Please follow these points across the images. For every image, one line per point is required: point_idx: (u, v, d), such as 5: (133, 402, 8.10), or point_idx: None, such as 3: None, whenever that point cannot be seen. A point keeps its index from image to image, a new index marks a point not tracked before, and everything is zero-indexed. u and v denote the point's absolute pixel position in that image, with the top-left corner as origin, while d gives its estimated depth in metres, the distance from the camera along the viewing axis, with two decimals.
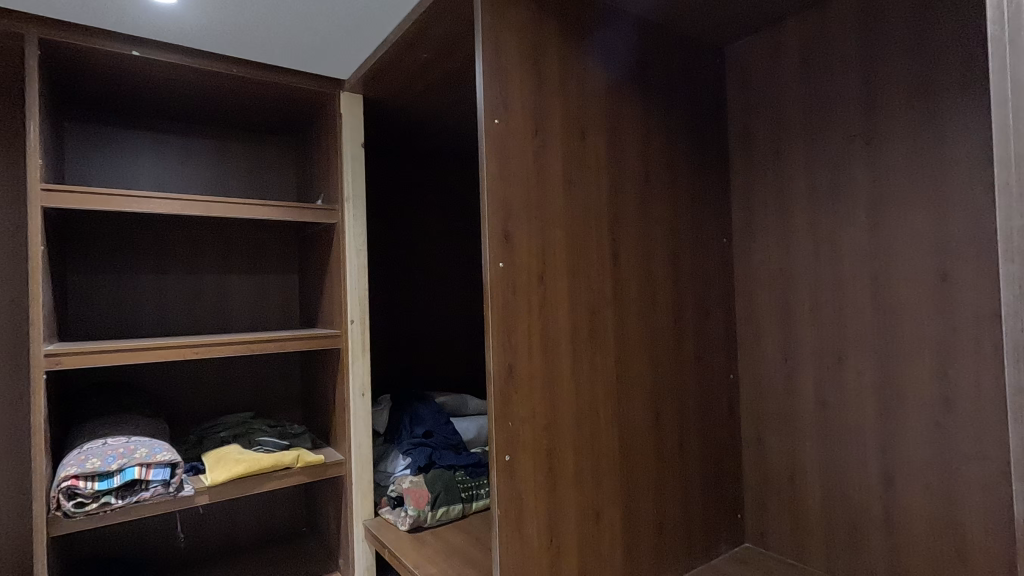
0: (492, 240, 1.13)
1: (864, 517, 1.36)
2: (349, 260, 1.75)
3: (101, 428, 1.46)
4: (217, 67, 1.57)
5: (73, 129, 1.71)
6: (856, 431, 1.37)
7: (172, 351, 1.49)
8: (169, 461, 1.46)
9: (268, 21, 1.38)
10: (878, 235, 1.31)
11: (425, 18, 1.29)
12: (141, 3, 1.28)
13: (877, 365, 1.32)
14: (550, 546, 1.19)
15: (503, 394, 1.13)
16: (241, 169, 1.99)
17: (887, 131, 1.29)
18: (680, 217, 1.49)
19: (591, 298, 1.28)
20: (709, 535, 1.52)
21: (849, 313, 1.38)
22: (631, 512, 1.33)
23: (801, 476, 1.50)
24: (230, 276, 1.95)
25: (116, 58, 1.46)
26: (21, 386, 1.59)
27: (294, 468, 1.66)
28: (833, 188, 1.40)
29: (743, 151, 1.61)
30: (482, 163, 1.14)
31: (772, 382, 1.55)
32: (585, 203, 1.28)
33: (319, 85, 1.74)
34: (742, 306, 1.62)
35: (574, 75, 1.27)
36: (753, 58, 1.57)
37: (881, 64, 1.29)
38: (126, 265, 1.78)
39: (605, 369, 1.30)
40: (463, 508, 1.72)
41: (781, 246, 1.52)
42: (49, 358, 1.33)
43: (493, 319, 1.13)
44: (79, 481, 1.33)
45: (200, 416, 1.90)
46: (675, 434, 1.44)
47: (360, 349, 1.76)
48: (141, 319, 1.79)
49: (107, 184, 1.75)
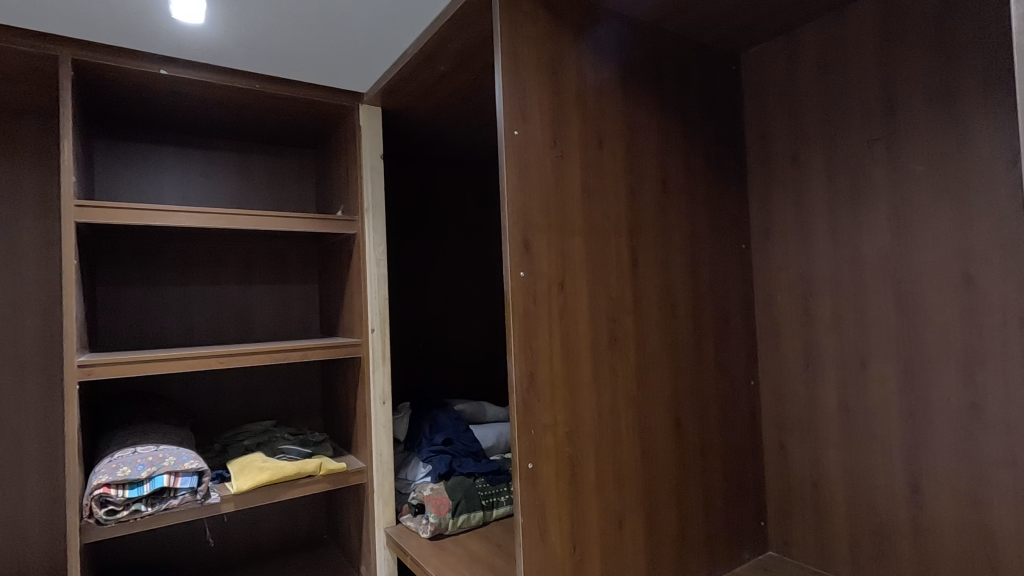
0: (513, 250, 1.14)
1: (891, 525, 1.34)
2: (369, 270, 1.77)
3: (131, 436, 1.49)
4: (241, 84, 1.61)
5: (102, 145, 1.77)
6: (881, 437, 1.35)
7: (198, 360, 1.51)
8: (196, 469, 1.49)
9: (291, 38, 1.41)
10: (900, 239, 1.31)
11: (444, 31, 1.31)
12: (170, 24, 1.33)
13: (902, 370, 1.31)
14: (573, 553, 1.19)
15: (525, 401, 1.14)
16: (262, 181, 2.04)
17: (908, 134, 1.29)
18: (698, 223, 1.49)
19: (611, 305, 1.29)
20: (732, 542, 1.51)
21: (872, 317, 1.37)
22: (654, 519, 1.33)
23: (824, 483, 1.48)
24: (252, 287, 1.99)
25: (145, 77, 1.51)
26: (53, 395, 1.64)
27: (316, 476, 1.68)
28: (853, 192, 1.40)
29: (761, 156, 1.61)
30: (501, 174, 1.15)
31: (793, 388, 1.54)
32: (603, 212, 1.29)
33: (339, 99, 1.77)
34: (762, 311, 1.62)
35: (592, 85, 1.29)
36: (769, 63, 1.58)
37: (900, 68, 1.29)
38: (153, 277, 1.82)
39: (626, 377, 1.30)
40: (483, 516, 1.73)
41: (801, 251, 1.52)
42: (81, 368, 1.37)
43: (514, 328, 1.14)
44: (110, 489, 1.36)
45: (224, 424, 1.93)
46: (696, 441, 1.44)
47: (381, 357, 1.78)
48: (167, 329, 1.84)
49: (135, 199, 1.80)
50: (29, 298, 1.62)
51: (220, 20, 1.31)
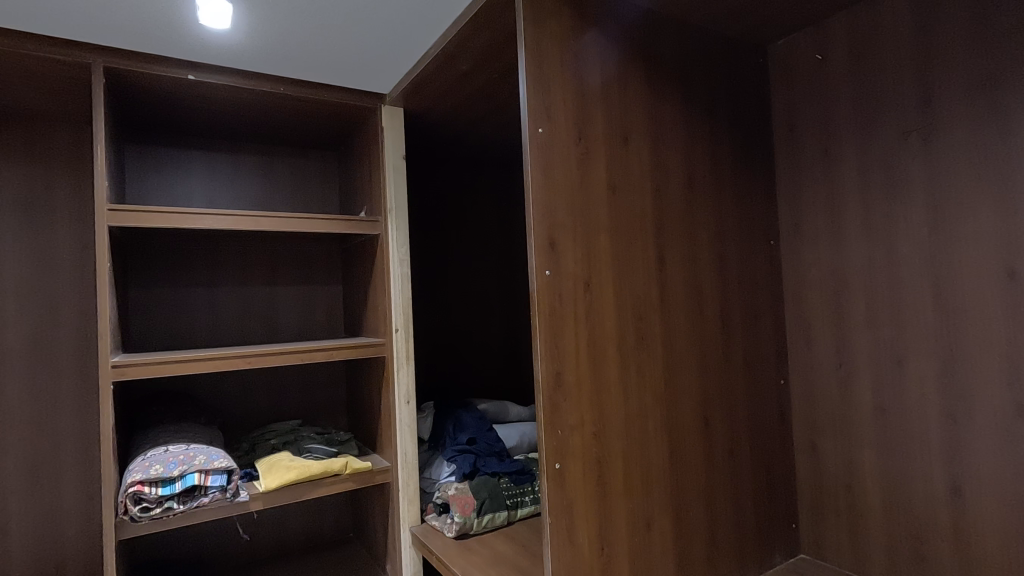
0: (539, 249, 1.13)
1: (930, 528, 1.30)
2: (393, 270, 1.78)
3: (162, 436, 1.52)
4: (267, 87, 1.63)
5: (132, 149, 1.81)
6: (920, 439, 1.31)
7: (226, 360, 1.53)
8: (226, 468, 1.52)
9: (314, 41, 1.42)
10: (939, 233, 1.26)
11: (466, 30, 1.31)
12: (198, 30, 1.35)
13: (940, 369, 1.27)
14: (601, 554, 1.18)
15: (552, 402, 1.13)
16: (287, 183, 2.06)
17: (946, 125, 1.24)
18: (726, 218, 1.46)
19: (638, 304, 1.27)
20: (763, 544, 1.48)
21: (908, 315, 1.33)
22: (683, 520, 1.31)
23: (859, 485, 1.44)
24: (278, 288, 2.01)
25: (174, 82, 1.54)
26: (88, 395, 1.68)
27: (343, 474, 1.69)
28: (888, 186, 1.36)
29: (789, 150, 1.57)
30: (526, 172, 1.14)
31: (825, 388, 1.51)
32: (629, 209, 1.27)
33: (362, 101, 1.78)
34: (792, 308, 1.58)
35: (617, 83, 1.27)
36: (797, 56, 1.54)
37: (936, 56, 1.25)
38: (183, 278, 1.86)
39: (653, 376, 1.28)
40: (508, 515, 1.73)
41: (833, 248, 1.48)
42: (115, 368, 1.40)
43: (540, 326, 1.13)
44: (144, 487, 1.39)
45: (251, 424, 1.95)
46: (725, 441, 1.41)
47: (404, 357, 1.78)
48: (196, 331, 1.87)
49: (164, 202, 1.84)
50: (64, 300, 1.67)
51: (247, 25, 1.33)
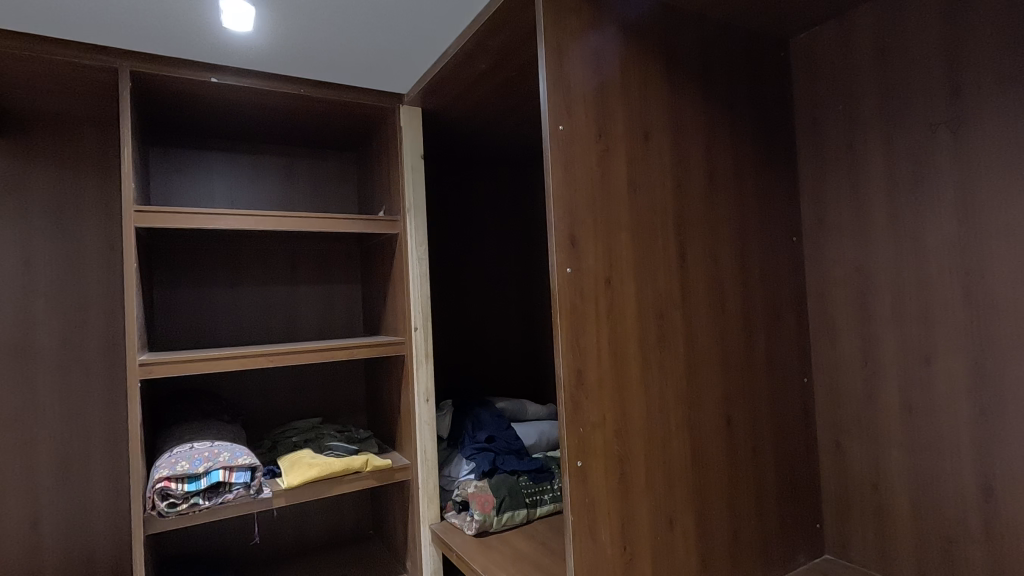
0: (560, 246, 1.13)
1: (961, 530, 1.27)
2: (412, 269, 1.79)
3: (188, 433, 1.55)
4: (287, 89, 1.65)
5: (157, 152, 1.85)
6: (949, 438, 1.28)
7: (249, 359, 1.56)
8: (249, 465, 1.53)
9: (335, 42, 1.44)
10: (970, 228, 1.24)
11: (485, 30, 1.32)
12: (221, 33, 1.37)
13: (970, 366, 1.24)
14: (623, 552, 1.18)
15: (573, 399, 1.13)
16: (307, 184, 2.08)
17: (977, 117, 1.22)
18: (748, 215, 1.45)
19: (659, 301, 1.26)
20: (787, 543, 1.46)
21: (937, 311, 1.30)
22: (706, 519, 1.30)
23: (885, 485, 1.42)
24: (298, 287, 2.03)
25: (198, 85, 1.56)
26: (116, 392, 1.72)
27: (363, 472, 1.71)
28: (915, 180, 1.33)
29: (812, 145, 1.55)
30: (547, 169, 1.14)
31: (851, 386, 1.48)
32: (650, 205, 1.26)
33: (380, 101, 1.80)
34: (816, 306, 1.56)
35: (637, 79, 1.27)
36: (820, 49, 1.52)
37: (965, 47, 1.22)
38: (206, 278, 1.89)
39: (675, 373, 1.27)
40: (527, 514, 1.73)
41: (858, 244, 1.46)
42: (143, 366, 1.43)
43: (561, 323, 1.13)
44: (171, 483, 1.42)
45: (272, 422, 1.98)
46: (748, 440, 1.39)
47: (423, 355, 1.79)
48: (218, 330, 1.90)
49: (188, 204, 1.87)
50: (92, 300, 1.71)
51: (269, 28, 1.35)
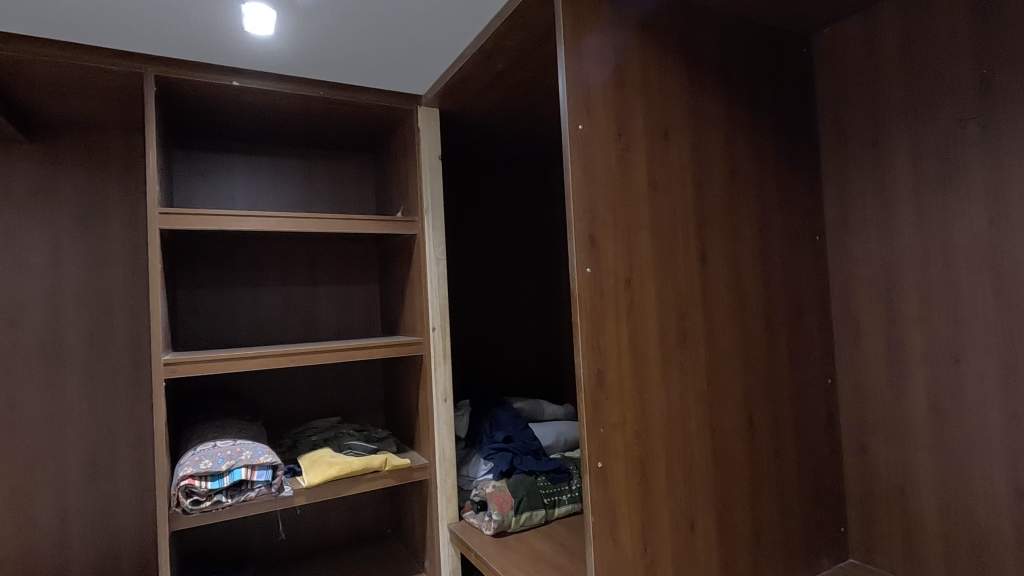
0: (580, 246, 1.13)
1: (993, 535, 1.24)
2: (429, 269, 1.79)
3: (210, 431, 1.57)
4: (306, 91, 1.67)
5: (179, 156, 1.88)
6: (980, 441, 1.25)
7: (270, 359, 1.58)
8: (271, 463, 1.54)
9: (354, 45, 1.45)
10: (1000, 225, 1.20)
11: (503, 30, 1.32)
12: (244, 37, 1.39)
13: (1001, 367, 1.21)
14: (644, 554, 1.17)
15: (593, 399, 1.12)
16: (325, 185, 2.10)
17: (1008, 111, 1.18)
18: (770, 212, 1.43)
19: (680, 300, 1.25)
20: (811, 546, 1.44)
21: (966, 310, 1.27)
22: (727, 521, 1.28)
23: (912, 487, 1.39)
24: (317, 288, 2.05)
25: (220, 88, 1.59)
26: (141, 391, 1.75)
27: (382, 471, 1.72)
28: (942, 176, 1.30)
29: (835, 142, 1.53)
30: (566, 168, 1.13)
31: (876, 387, 1.46)
32: (671, 204, 1.25)
33: (398, 102, 1.81)
34: (839, 305, 1.53)
35: (657, 77, 1.26)
36: (843, 45, 1.49)
37: (996, 40, 1.19)
38: (228, 279, 1.92)
39: (696, 374, 1.26)
40: (545, 514, 1.72)
41: (884, 242, 1.43)
42: (167, 366, 1.45)
43: (582, 323, 1.12)
44: (195, 481, 1.44)
45: (292, 421, 2.00)
46: (770, 441, 1.37)
47: (441, 355, 1.80)
48: (240, 330, 1.92)
49: (209, 206, 1.90)
50: (118, 300, 1.74)
51: (289, 30, 1.36)
